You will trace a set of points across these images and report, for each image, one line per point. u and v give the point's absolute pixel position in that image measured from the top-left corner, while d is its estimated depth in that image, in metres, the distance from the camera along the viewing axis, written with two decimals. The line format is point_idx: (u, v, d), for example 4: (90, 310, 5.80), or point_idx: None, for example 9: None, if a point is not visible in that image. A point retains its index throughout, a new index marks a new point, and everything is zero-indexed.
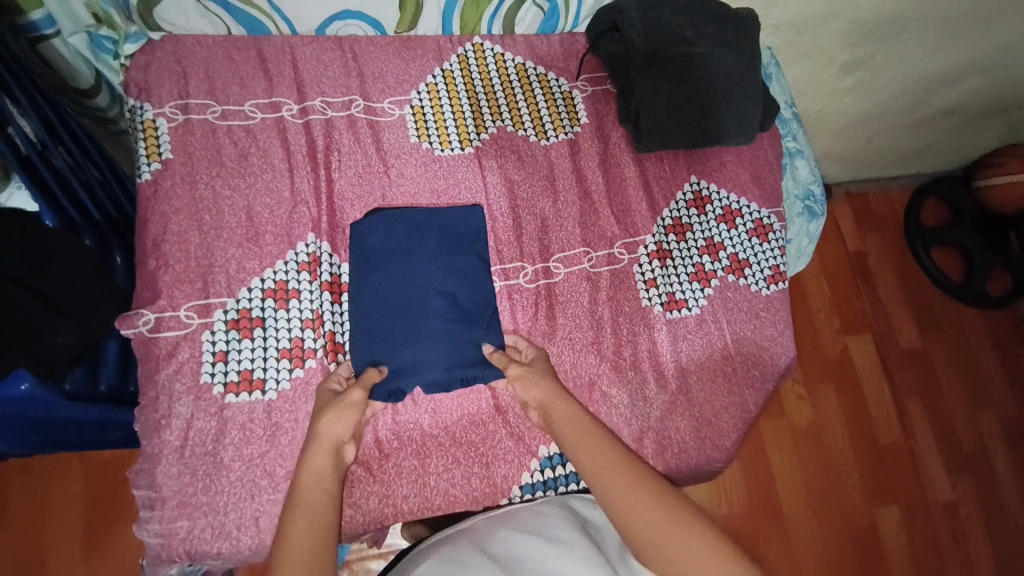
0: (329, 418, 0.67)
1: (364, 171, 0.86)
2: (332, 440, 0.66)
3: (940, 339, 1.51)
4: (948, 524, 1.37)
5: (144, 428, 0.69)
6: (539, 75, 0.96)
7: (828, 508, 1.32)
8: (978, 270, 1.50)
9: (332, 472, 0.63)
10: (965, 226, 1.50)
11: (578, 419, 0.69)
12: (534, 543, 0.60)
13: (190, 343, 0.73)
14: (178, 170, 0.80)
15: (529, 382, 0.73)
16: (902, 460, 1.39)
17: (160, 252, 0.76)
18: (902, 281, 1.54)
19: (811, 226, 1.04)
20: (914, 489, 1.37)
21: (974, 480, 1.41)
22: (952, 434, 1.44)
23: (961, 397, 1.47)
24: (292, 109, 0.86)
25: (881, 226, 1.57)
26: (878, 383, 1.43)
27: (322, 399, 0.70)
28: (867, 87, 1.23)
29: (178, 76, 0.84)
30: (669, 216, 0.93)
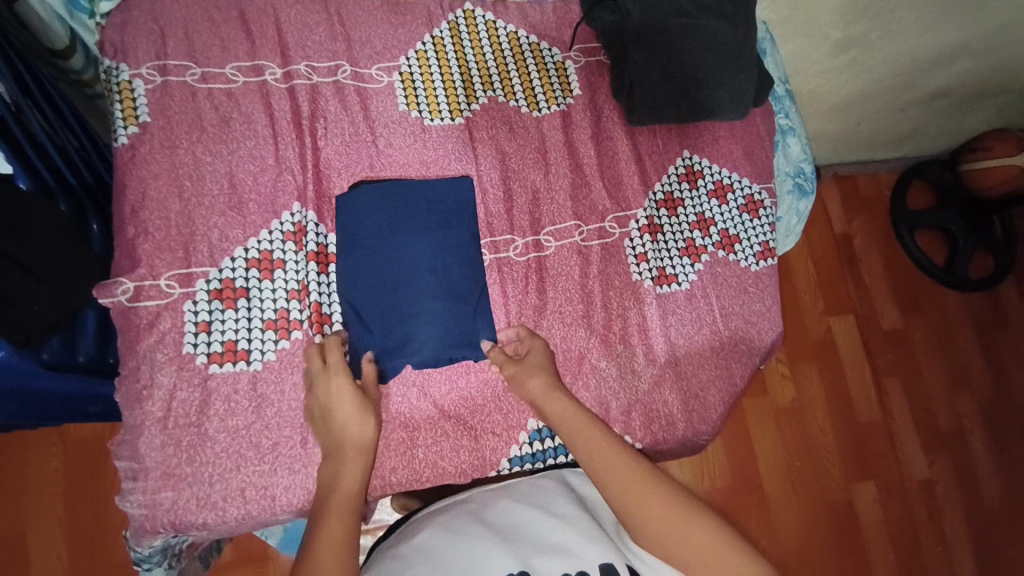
0: (356, 421, 0.65)
1: (351, 139, 0.84)
2: (359, 443, 0.64)
3: (921, 321, 1.54)
4: (924, 501, 1.42)
5: (126, 398, 0.68)
6: (532, 45, 0.94)
7: (809, 486, 1.36)
8: (962, 254, 1.52)
9: (364, 476, 0.64)
10: (951, 210, 1.52)
11: (574, 416, 0.67)
12: (532, 515, 0.62)
13: (172, 313, 0.71)
14: (156, 134, 0.77)
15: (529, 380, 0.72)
16: (881, 438, 1.43)
17: (139, 220, 0.73)
18: (887, 264, 1.56)
19: (800, 204, 1.04)
20: (891, 467, 1.42)
21: (949, 460, 1.46)
22: (929, 413, 1.48)
23: (939, 377, 1.51)
24: (276, 73, 0.83)
25: (868, 209, 1.59)
26: (859, 363, 1.46)
27: (338, 396, 0.66)
28: (861, 67, 1.22)
29: (155, 36, 0.80)
30: (661, 191, 0.93)
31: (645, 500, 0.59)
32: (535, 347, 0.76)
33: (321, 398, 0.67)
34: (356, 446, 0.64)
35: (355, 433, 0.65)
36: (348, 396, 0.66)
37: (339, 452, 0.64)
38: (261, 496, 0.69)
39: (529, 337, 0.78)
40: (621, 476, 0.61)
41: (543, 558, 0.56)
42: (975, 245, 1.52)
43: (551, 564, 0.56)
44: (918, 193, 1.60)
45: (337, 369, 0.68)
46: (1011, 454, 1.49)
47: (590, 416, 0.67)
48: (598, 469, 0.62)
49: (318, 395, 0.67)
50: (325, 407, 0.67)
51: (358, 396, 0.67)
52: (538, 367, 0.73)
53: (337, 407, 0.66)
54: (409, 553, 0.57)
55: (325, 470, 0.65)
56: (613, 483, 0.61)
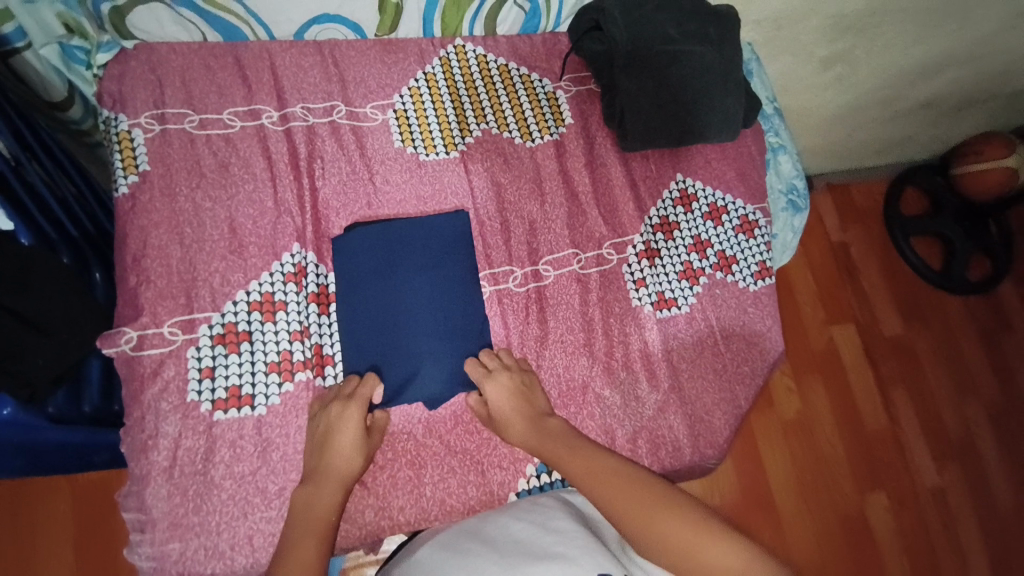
0: (348, 454, 0.67)
1: (349, 177, 0.85)
2: (343, 476, 0.66)
3: (922, 327, 1.54)
4: (936, 509, 1.40)
5: (131, 449, 0.68)
6: (523, 76, 0.96)
7: (819, 498, 1.35)
8: (958, 257, 1.53)
9: (338, 507, 0.64)
10: (944, 217, 1.53)
11: (564, 437, 0.70)
12: (533, 531, 0.62)
13: (175, 360, 0.71)
14: (156, 182, 0.78)
15: (517, 409, 0.73)
16: (891, 450, 1.42)
17: (141, 268, 0.74)
18: (884, 273, 1.56)
19: (795, 221, 1.06)
20: (903, 479, 1.41)
21: (960, 467, 1.45)
22: (936, 419, 1.47)
23: (944, 383, 1.51)
24: (272, 116, 0.85)
25: (862, 217, 1.60)
26: (862, 372, 1.46)
27: (343, 425, 0.69)
28: (848, 81, 1.25)
29: (153, 85, 0.81)
30: (656, 215, 0.93)
31: (625, 499, 0.61)
32: (512, 380, 0.75)
33: (326, 422, 0.69)
34: (339, 478, 0.66)
35: (340, 466, 0.67)
36: (355, 430, 0.68)
37: (324, 477, 0.66)
38: (270, 543, 0.68)
39: (522, 370, 0.77)
40: (607, 483, 0.63)
41: (539, 564, 0.56)
42: (970, 249, 1.54)
43: (542, 571, 0.55)
44: (911, 198, 1.62)
45: (357, 402, 0.70)
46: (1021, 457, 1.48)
47: (582, 438, 0.70)
48: (588, 484, 0.64)
49: (325, 418, 0.69)
50: (326, 432, 0.68)
51: (358, 436, 0.69)
52: (525, 412, 0.73)
53: (336, 437, 0.68)
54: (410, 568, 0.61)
55: (302, 492, 0.65)
56: (604, 499, 0.62)
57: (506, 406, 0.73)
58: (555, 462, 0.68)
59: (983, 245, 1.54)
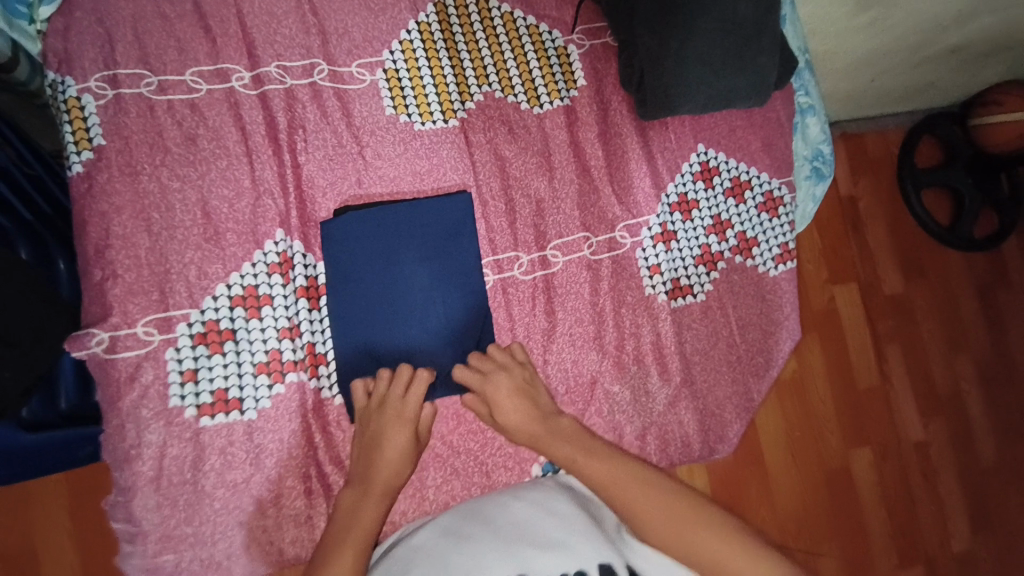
0: (397, 463, 0.63)
1: (336, 151, 0.76)
2: (390, 486, 0.62)
3: (924, 286, 1.49)
4: (917, 460, 1.43)
5: (112, 459, 0.64)
6: (530, 27, 0.84)
7: (806, 455, 1.32)
8: (967, 214, 1.43)
9: (381, 518, 0.60)
10: (958, 169, 1.40)
11: (580, 436, 0.66)
12: (535, 515, 0.61)
13: (153, 363, 0.66)
14: (114, 159, 0.68)
15: (513, 409, 0.67)
16: (878, 403, 1.39)
17: (106, 261, 0.66)
18: (891, 231, 1.47)
19: (817, 190, 0.98)
20: (889, 433, 1.40)
21: (945, 420, 1.47)
22: (926, 376, 1.47)
23: (938, 345, 1.49)
24: (244, 78, 0.74)
25: (872, 168, 1.46)
26: (860, 328, 1.39)
27: (395, 434, 0.63)
28: (882, 25, 1.12)
29: (102, 40, 0.70)
30: (674, 192, 0.86)
31: (651, 507, 0.58)
32: (516, 380, 0.69)
33: (376, 426, 0.64)
34: (387, 486, 0.62)
35: (389, 474, 0.62)
36: (405, 438, 0.63)
37: (372, 484, 0.61)
38: (267, 551, 0.68)
39: (521, 365, 0.71)
40: (625, 485, 0.60)
41: (540, 552, 0.55)
42: (980, 205, 1.43)
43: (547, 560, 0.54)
44: (926, 147, 1.48)
45: (410, 408, 0.65)
46: (1008, 415, 1.52)
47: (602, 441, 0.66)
48: (612, 496, 0.60)
49: (375, 421, 0.64)
50: (376, 437, 0.64)
51: (409, 444, 0.64)
52: (529, 415, 0.67)
53: (387, 444, 0.63)
54: (409, 553, 0.58)
55: (349, 495, 0.62)
56: (627, 505, 0.59)
57: (505, 412, 0.68)
58: (568, 463, 0.64)
59: (993, 201, 1.44)
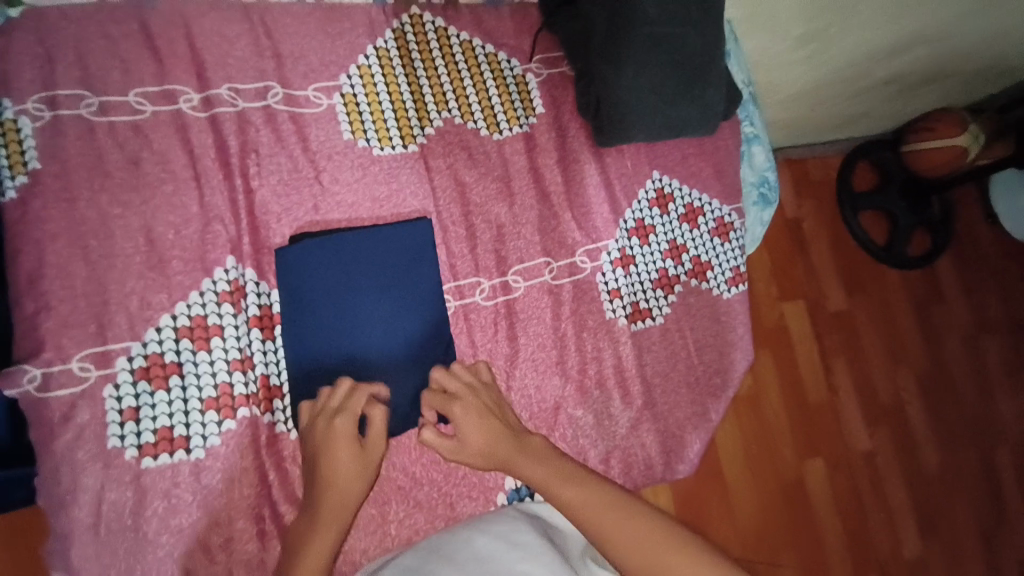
0: (343, 487, 0.58)
1: (291, 176, 0.74)
2: (339, 514, 0.57)
3: (865, 303, 1.58)
4: (866, 470, 1.50)
5: (48, 504, 0.59)
6: (489, 55, 0.86)
7: (763, 467, 1.37)
8: (901, 234, 1.54)
9: (332, 552, 0.56)
10: (891, 193, 1.52)
11: (549, 457, 0.61)
12: (498, 548, 0.60)
13: (89, 402, 0.61)
14: (51, 184, 0.64)
15: (472, 428, 0.63)
16: (827, 415, 1.48)
17: (39, 293, 0.62)
18: (835, 251, 1.56)
19: (764, 214, 1.04)
20: (837, 444, 1.48)
21: (890, 430, 1.55)
22: (871, 390, 1.54)
23: (881, 359, 1.57)
24: (192, 100, 0.71)
25: (815, 191, 1.56)
26: (807, 343, 1.48)
27: (335, 454, 0.58)
28: (820, 59, 1.20)
29: (40, 59, 0.66)
30: (632, 218, 0.88)
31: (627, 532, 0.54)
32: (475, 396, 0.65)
33: (316, 447, 0.60)
34: (337, 514, 0.57)
35: (337, 501, 0.58)
36: (346, 456, 0.58)
37: (321, 513, 0.57)
38: None
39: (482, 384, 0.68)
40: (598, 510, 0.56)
41: None
42: (912, 225, 1.54)
43: None
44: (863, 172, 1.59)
45: (345, 420, 0.60)
46: (948, 429, 1.59)
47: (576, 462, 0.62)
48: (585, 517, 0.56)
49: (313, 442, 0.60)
50: (317, 460, 0.59)
51: (351, 461, 0.58)
52: (489, 432, 0.63)
53: (328, 467, 0.58)
54: None
55: (301, 525, 0.58)
56: (599, 529, 0.55)
57: (464, 431, 0.63)
58: (540, 484, 0.60)
59: (925, 221, 1.56)
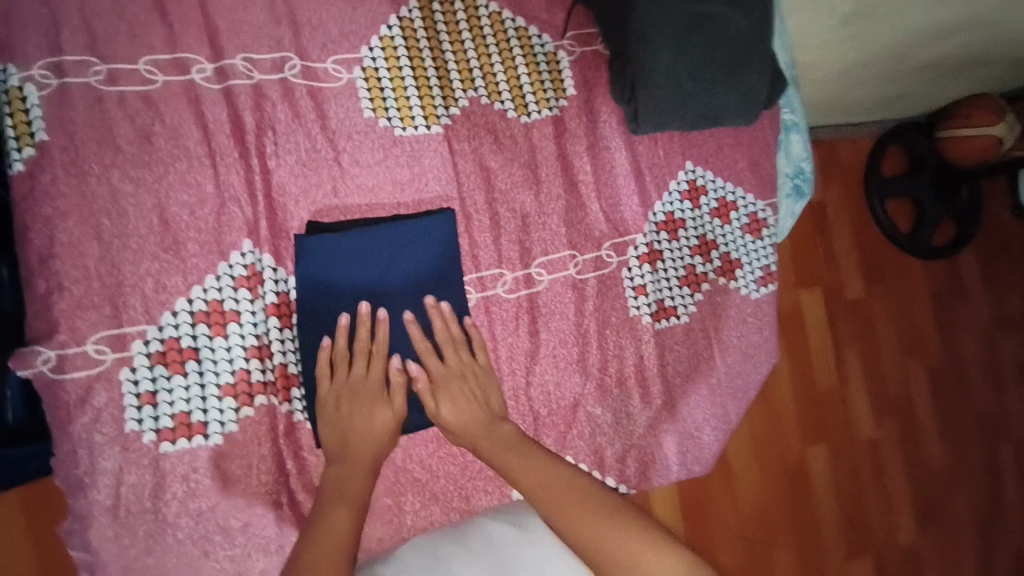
0: (376, 427, 0.64)
1: (309, 156, 0.70)
2: (375, 453, 0.63)
3: (883, 292, 1.53)
4: (869, 459, 1.47)
5: (67, 485, 0.59)
6: (519, 30, 0.80)
7: (767, 452, 1.36)
8: (926, 224, 1.47)
9: (368, 487, 0.62)
10: (921, 181, 1.44)
11: (512, 440, 0.65)
12: (506, 532, 0.65)
13: (106, 385, 0.60)
14: (59, 158, 0.61)
15: (449, 399, 0.66)
16: (835, 403, 1.45)
17: (50, 272, 0.59)
18: (856, 237, 1.50)
19: (796, 206, 1.00)
20: (842, 430, 1.45)
21: (896, 421, 1.51)
22: (881, 379, 1.51)
23: (894, 348, 1.53)
24: (205, 70, 0.67)
25: (842, 175, 1.50)
26: (821, 330, 1.44)
27: (372, 398, 0.64)
28: (863, 39, 1.12)
29: (44, 21, 0.61)
30: (661, 211, 0.85)
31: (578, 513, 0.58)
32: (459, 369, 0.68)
33: (348, 390, 0.64)
34: (372, 454, 0.63)
35: (371, 441, 0.63)
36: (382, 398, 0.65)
37: (356, 455, 0.62)
38: None
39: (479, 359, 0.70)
40: (554, 496, 0.59)
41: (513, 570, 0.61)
42: (940, 216, 1.46)
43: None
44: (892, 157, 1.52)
45: (377, 365, 0.65)
46: (954, 423, 1.57)
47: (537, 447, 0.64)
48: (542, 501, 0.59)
49: (341, 384, 0.64)
50: (354, 402, 0.64)
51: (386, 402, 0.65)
52: (472, 404, 0.67)
53: (361, 409, 0.64)
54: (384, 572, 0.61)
55: (332, 466, 0.62)
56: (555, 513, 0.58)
57: (446, 403, 0.66)
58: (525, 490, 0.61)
59: (954, 211, 1.47)
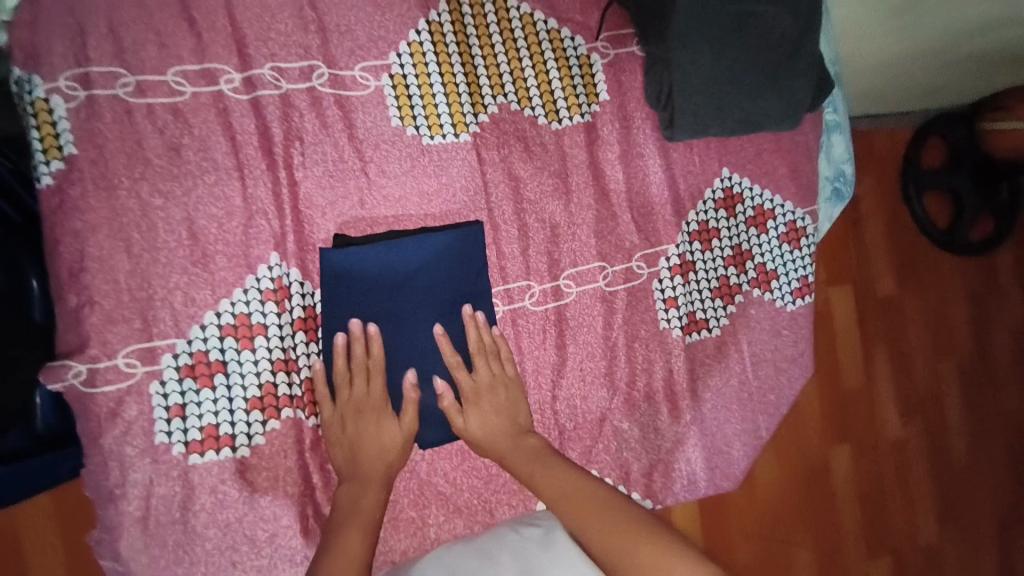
0: (387, 446, 0.64)
1: (335, 167, 0.69)
2: (387, 472, 0.64)
3: (916, 290, 1.44)
4: (895, 461, 1.39)
5: (98, 495, 0.60)
6: (551, 32, 0.77)
7: (788, 452, 1.29)
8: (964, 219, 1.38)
9: (381, 505, 0.62)
10: (961, 175, 1.34)
11: (539, 451, 0.65)
12: (530, 548, 0.63)
13: (136, 398, 0.61)
14: (88, 171, 0.61)
15: (470, 414, 0.66)
16: (862, 404, 1.37)
17: (81, 286, 0.60)
18: (890, 232, 1.42)
19: (835, 212, 0.95)
20: (868, 431, 1.37)
21: (924, 422, 1.43)
22: (910, 378, 1.42)
23: (925, 347, 1.44)
24: (233, 80, 0.66)
25: (878, 168, 1.42)
26: (850, 328, 1.37)
27: (377, 417, 0.64)
28: (911, 30, 1.05)
29: (73, 31, 0.61)
30: (695, 220, 0.82)
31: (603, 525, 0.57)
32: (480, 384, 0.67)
33: (354, 410, 0.64)
34: (385, 472, 0.64)
35: (381, 460, 0.63)
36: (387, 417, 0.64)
37: (370, 473, 0.63)
38: None
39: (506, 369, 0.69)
40: (580, 508, 0.59)
41: None
42: (980, 210, 1.37)
43: None
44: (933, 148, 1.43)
45: (376, 383, 0.64)
46: (985, 427, 1.48)
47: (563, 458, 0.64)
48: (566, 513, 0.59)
49: (347, 406, 0.64)
50: (361, 423, 0.63)
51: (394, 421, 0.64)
52: (494, 420, 0.66)
53: (369, 430, 0.63)
54: None
55: (347, 485, 0.63)
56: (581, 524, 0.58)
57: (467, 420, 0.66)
58: (551, 503, 0.61)
59: (994, 207, 1.38)
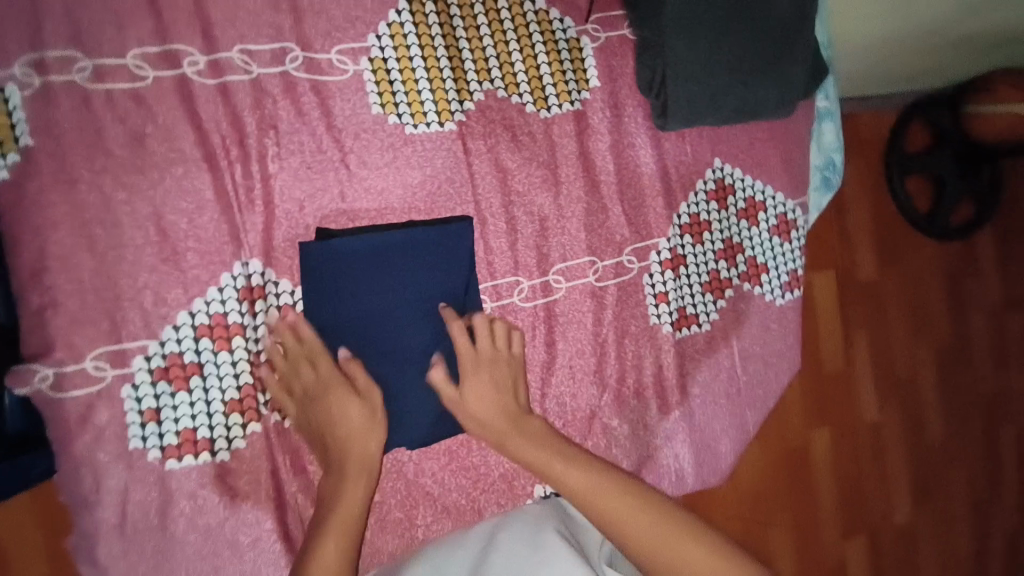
0: (357, 429, 0.59)
1: (313, 158, 0.66)
2: (363, 457, 0.59)
3: (897, 273, 1.45)
4: (871, 442, 1.43)
5: (72, 503, 0.58)
6: (539, 13, 0.73)
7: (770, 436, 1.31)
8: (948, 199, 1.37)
9: (365, 497, 0.58)
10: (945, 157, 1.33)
11: (549, 438, 0.62)
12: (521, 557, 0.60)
13: (108, 403, 0.58)
14: (45, 163, 0.56)
15: (466, 395, 0.63)
16: (841, 386, 1.39)
17: (43, 286, 0.56)
18: (873, 216, 1.42)
19: (823, 200, 0.95)
20: (845, 414, 1.40)
21: (901, 403, 1.46)
22: (888, 358, 1.44)
23: (902, 328, 1.46)
24: (198, 63, 0.61)
25: (863, 152, 1.40)
26: (831, 312, 1.38)
27: (327, 401, 0.59)
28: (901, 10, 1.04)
29: (20, 8, 0.56)
30: (686, 213, 0.80)
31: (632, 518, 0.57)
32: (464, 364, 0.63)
33: (305, 397, 0.61)
34: (362, 459, 0.59)
35: (356, 446, 0.59)
36: (337, 396, 0.60)
37: (346, 464, 0.59)
38: None
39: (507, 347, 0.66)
40: (608, 499, 0.58)
41: None
42: (961, 193, 1.37)
43: None
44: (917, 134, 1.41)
45: (316, 362, 0.61)
46: (960, 407, 1.52)
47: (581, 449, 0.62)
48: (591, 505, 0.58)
49: (298, 391, 0.61)
50: (316, 408, 0.60)
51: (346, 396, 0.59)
52: (487, 402, 0.63)
53: (328, 415, 0.59)
54: None
55: (329, 477, 0.60)
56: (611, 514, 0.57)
57: (460, 401, 0.63)
58: (575, 496, 0.59)
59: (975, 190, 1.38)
